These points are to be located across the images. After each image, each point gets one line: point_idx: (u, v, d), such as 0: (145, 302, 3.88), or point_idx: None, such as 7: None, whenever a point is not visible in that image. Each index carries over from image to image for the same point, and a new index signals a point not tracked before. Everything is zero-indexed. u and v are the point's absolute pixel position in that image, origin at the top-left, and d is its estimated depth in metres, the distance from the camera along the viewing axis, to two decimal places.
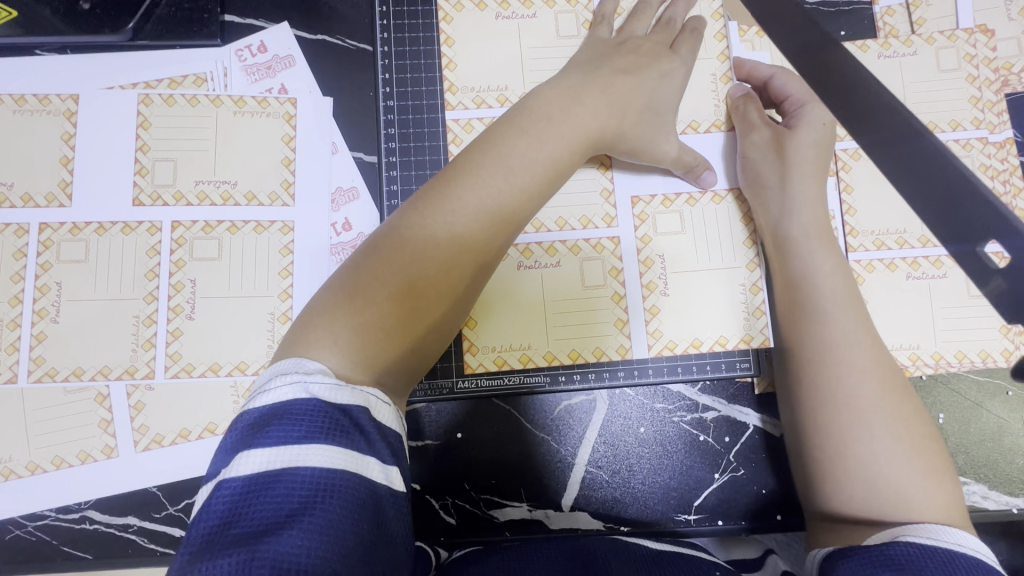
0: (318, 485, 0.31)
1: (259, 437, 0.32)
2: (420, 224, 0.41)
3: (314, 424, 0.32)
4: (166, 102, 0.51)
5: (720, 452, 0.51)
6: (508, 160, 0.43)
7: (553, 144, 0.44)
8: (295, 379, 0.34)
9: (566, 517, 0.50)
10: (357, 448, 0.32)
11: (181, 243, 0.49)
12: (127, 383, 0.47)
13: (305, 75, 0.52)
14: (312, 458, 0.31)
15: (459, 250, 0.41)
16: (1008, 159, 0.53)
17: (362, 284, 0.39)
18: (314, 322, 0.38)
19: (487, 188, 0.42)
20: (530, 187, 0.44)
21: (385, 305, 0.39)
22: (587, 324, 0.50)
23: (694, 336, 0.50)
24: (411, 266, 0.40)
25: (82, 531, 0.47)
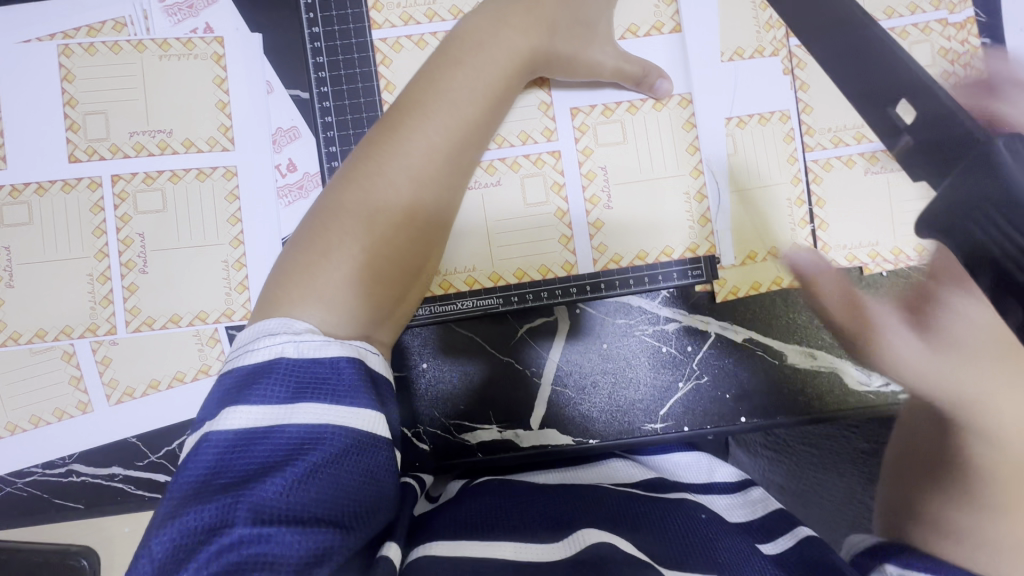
0: (305, 440, 0.30)
1: (244, 394, 0.31)
2: (374, 168, 0.40)
3: (301, 383, 0.31)
4: (88, 52, 0.49)
5: (686, 361, 0.52)
6: (444, 88, 0.42)
7: (481, 64, 0.43)
8: (282, 337, 0.33)
9: (536, 435, 0.52)
10: (347, 403, 0.31)
11: (124, 197, 0.49)
12: (91, 341, 0.48)
13: (229, 10, 0.50)
14: (301, 414, 0.30)
15: (420, 193, 0.41)
16: (969, 40, 0.51)
17: (330, 242, 0.38)
18: (286, 281, 0.37)
19: (428, 119, 0.41)
20: (471, 117, 0.43)
21: (358, 255, 0.38)
22: (530, 243, 0.50)
23: (639, 249, 0.51)
24: (376, 220, 0.39)
25: (70, 483, 0.49)
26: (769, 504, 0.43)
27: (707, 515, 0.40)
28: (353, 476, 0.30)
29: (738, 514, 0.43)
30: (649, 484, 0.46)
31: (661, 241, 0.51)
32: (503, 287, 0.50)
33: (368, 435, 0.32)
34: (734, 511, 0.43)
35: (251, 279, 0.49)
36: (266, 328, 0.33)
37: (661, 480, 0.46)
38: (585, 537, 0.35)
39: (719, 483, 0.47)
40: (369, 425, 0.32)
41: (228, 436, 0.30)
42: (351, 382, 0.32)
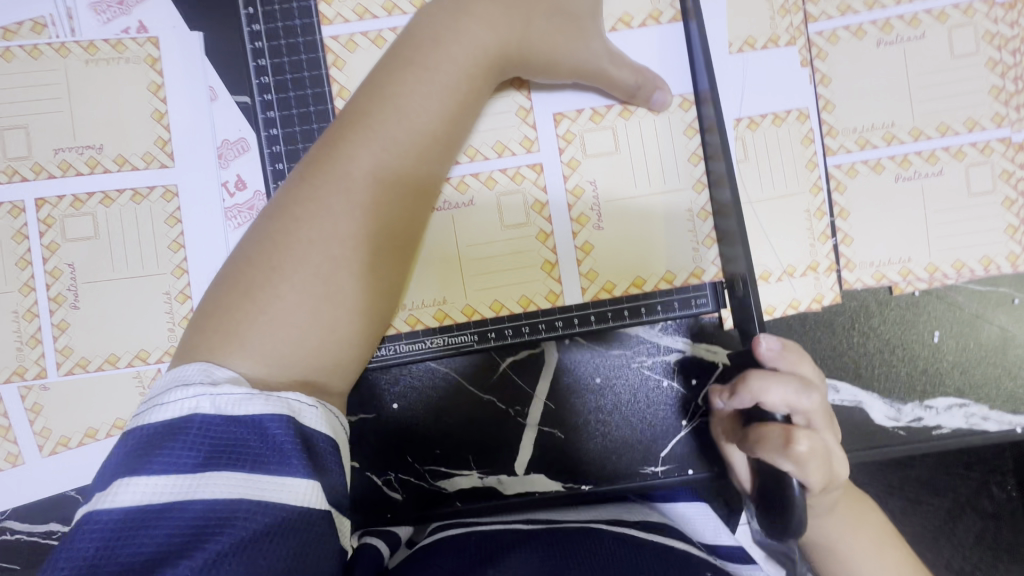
0: (213, 516, 0.26)
1: (149, 459, 0.27)
2: (308, 193, 0.35)
3: (213, 448, 0.27)
4: (4, 58, 0.43)
5: (687, 397, 0.46)
6: (394, 98, 0.36)
7: (440, 67, 0.37)
8: (198, 392, 0.28)
9: (522, 480, 0.46)
10: (268, 470, 0.27)
11: (50, 223, 0.43)
12: (19, 386, 0.43)
13: (164, 6, 0.44)
14: (212, 484, 0.27)
15: (365, 220, 0.35)
16: (1019, 23, 0.44)
17: (257, 282, 0.33)
18: (213, 327, 0.32)
19: (376, 135, 0.35)
20: (427, 125, 0.37)
21: (290, 296, 0.33)
22: (510, 270, 0.44)
23: (634, 274, 0.44)
24: (308, 255, 0.33)
25: (4, 542, 0.44)
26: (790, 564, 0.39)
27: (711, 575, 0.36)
28: (270, 554, 0.26)
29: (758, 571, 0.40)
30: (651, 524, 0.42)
31: (658, 268, 0.44)
32: (479, 321, 0.44)
33: (291, 505, 0.27)
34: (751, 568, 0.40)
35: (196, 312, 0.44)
36: (181, 377, 0.29)
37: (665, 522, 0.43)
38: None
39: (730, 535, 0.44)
40: (293, 493, 0.27)
41: (120, 513, 0.25)
42: (275, 443, 0.28)
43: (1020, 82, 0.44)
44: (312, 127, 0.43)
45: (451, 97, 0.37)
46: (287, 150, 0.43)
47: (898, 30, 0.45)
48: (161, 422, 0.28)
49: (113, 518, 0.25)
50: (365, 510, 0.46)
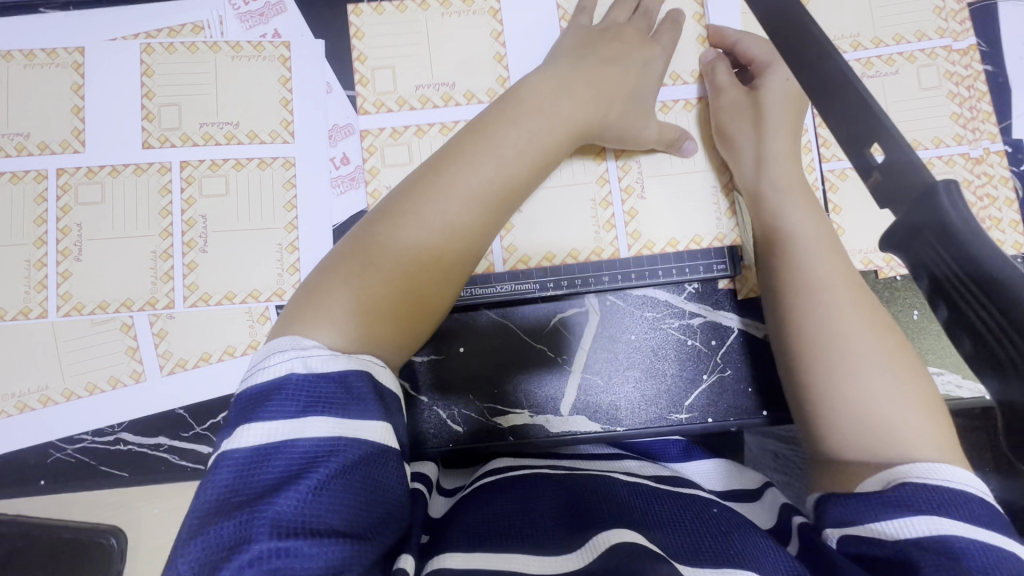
0: (320, 449, 0.33)
1: (260, 412, 0.33)
2: (402, 219, 0.42)
3: (311, 399, 0.34)
4: (167, 50, 0.53)
5: (709, 355, 0.54)
6: (494, 145, 0.46)
7: (536, 121, 0.47)
8: (291, 356, 0.35)
9: (565, 421, 0.54)
10: (352, 416, 0.34)
11: (191, 181, 0.52)
12: (150, 314, 0.51)
13: (297, 18, 0.55)
14: (314, 428, 0.33)
15: (447, 239, 0.43)
16: (971, 66, 0.56)
17: (358, 263, 0.41)
18: (312, 299, 0.39)
19: (472, 166, 0.45)
20: (512, 171, 0.46)
21: (386, 285, 0.40)
22: (564, 225, 0.54)
23: (694, 233, 0.54)
24: (396, 266, 0.41)
25: (117, 451, 0.50)
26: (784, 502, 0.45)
27: (717, 510, 0.42)
28: (361, 482, 0.33)
29: (759, 519, 0.44)
30: (661, 478, 0.48)
31: (686, 233, 0.54)
32: (543, 269, 0.53)
33: (375, 442, 0.34)
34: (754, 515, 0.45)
35: (302, 262, 0.53)
36: (277, 345, 0.36)
37: (670, 475, 0.49)
38: (597, 542, 0.36)
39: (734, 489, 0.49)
40: (378, 437, 0.35)
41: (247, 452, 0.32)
42: (352, 396, 0.35)
43: (975, 111, 0.56)
44: (445, 126, 0.53)
45: (540, 146, 0.47)
46: (423, 143, 0.53)
47: (877, 66, 0.56)
48: (262, 385, 0.34)
49: (244, 454, 0.32)
50: (430, 440, 0.53)
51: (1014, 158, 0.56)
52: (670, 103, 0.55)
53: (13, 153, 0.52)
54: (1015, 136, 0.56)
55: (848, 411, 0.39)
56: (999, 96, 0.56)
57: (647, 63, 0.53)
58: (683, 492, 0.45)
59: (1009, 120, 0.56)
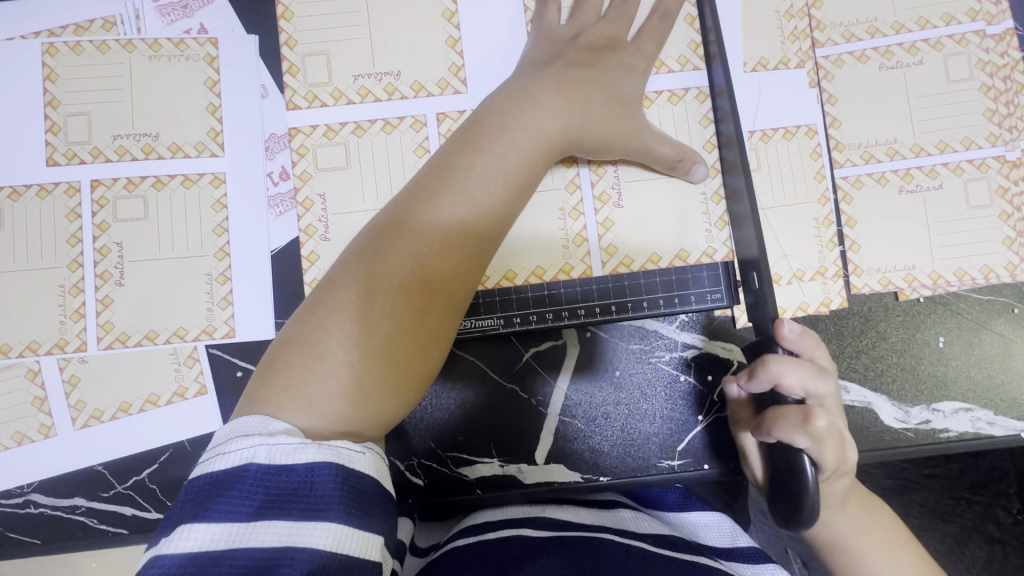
0: (267, 560, 0.27)
1: (211, 506, 0.28)
2: (378, 267, 0.36)
3: (268, 496, 0.28)
4: (74, 51, 0.46)
5: (705, 393, 0.48)
6: (463, 181, 0.39)
7: (506, 145, 0.40)
8: (256, 440, 0.30)
9: (541, 471, 0.47)
10: (311, 518, 0.28)
11: (104, 204, 0.45)
12: (58, 358, 0.44)
13: (225, 12, 0.47)
14: (264, 532, 0.27)
15: (430, 287, 0.37)
16: (1009, 53, 0.48)
17: (332, 323, 0.35)
18: (286, 368, 0.34)
19: (440, 209, 0.38)
20: (488, 210, 0.39)
21: (371, 345, 0.34)
22: (528, 240, 0.46)
23: (680, 247, 0.46)
24: (383, 322, 0.35)
25: (27, 515, 0.44)
26: None
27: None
28: None
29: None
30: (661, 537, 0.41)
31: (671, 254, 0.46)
32: (503, 291, 0.46)
33: (334, 554, 0.28)
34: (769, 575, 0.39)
35: (235, 294, 0.46)
36: (244, 427, 0.31)
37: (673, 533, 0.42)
38: None
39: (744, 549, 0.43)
40: (339, 544, 0.28)
41: (184, 556, 0.27)
42: (317, 493, 0.28)
43: (1012, 106, 0.48)
44: (389, 122, 0.45)
45: (511, 171, 0.40)
46: (365, 142, 0.45)
47: (898, 56, 0.48)
48: (217, 473, 0.29)
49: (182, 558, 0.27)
50: None
51: None
52: (653, 93, 0.47)
53: None
54: None
55: None
56: None
57: (630, 57, 0.45)
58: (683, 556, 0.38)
59: None
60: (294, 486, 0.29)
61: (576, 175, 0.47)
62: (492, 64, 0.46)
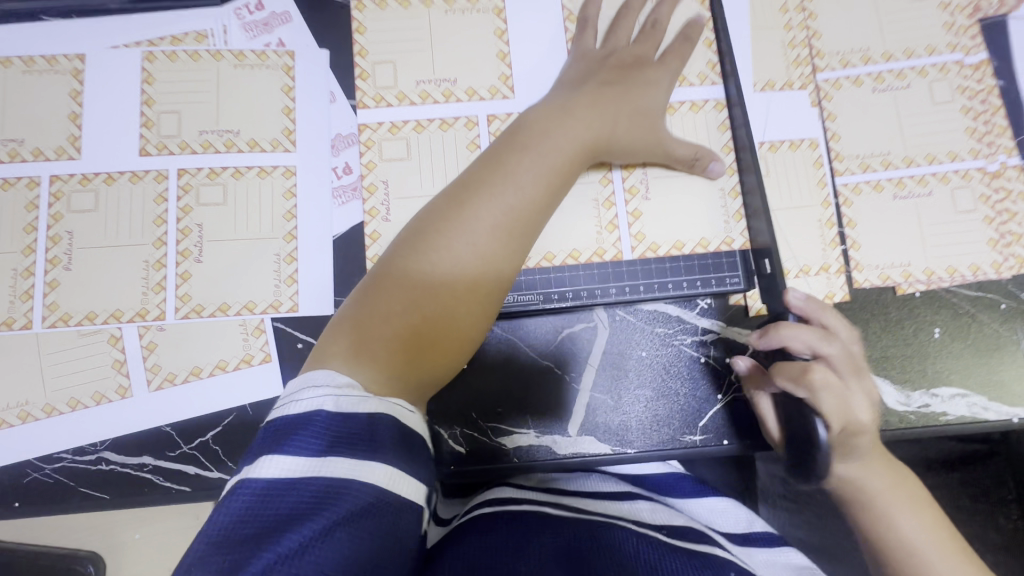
0: (333, 493, 0.30)
1: (283, 443, 0.31)
2: (432, 248, 0.40)
3: (336, 437, 0.31)
4: (170, 58, 0.53)
5: (723, 374, 0.52)
6: (512, 174, 0.43)
7: (549, 147, 0.45)
8: (324, 389, 0.33)
9: (573, 442, 0.51)
10: (373, 459, 0.31)
11: (188, 189, 0.51)
12: (139, 326, 0.49)
13: (302, 29, 0.54)
14: (332, 467, 0.30)
15: (479, 266, 0.41)
16: (984, 80, 0.55)
17: (389, 296, 0.39)
18: (346, 332, 0.38)
19: (490, 197, 0.42)
20: (531, 200, 0.43)
21: (420, 316, 0.39)
22: (564, 229, 0.52)
23: (700, 237, 0.52)
24: (432, 296, 0.39)
25: (98, 471, 0.48)
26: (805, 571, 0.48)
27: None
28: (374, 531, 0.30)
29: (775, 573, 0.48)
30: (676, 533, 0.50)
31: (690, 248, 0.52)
32: (542, 271, 0.51)
33: (390, 493, 0.31)
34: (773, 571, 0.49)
35: (301, 273, 0.51)
36: (311, 378, 0.34)
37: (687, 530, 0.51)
38: None
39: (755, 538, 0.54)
40: (395, 485, 0.31)
41: (259, 485, 0.29)
42: (377, 439, 0.32)
43: (990, 125, 0.54)
44: (445, 121, 0.51)
45: (552, 169, 0.45)
46: (423, 138, 0.51)
47: (889, 81, 0.55)
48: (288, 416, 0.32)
49: (257, 486, 0.29)
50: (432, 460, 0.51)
51: None
52: (676, 102, 0.54)
53: (5, 160, 0.50)
54: None
55: None
56: (1014, 111, 0.55)
57: (656, 74, 0.52)
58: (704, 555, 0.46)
59: None
60: (357, 431, 0.32)
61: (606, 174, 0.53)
62: (536, 76, 0.53)
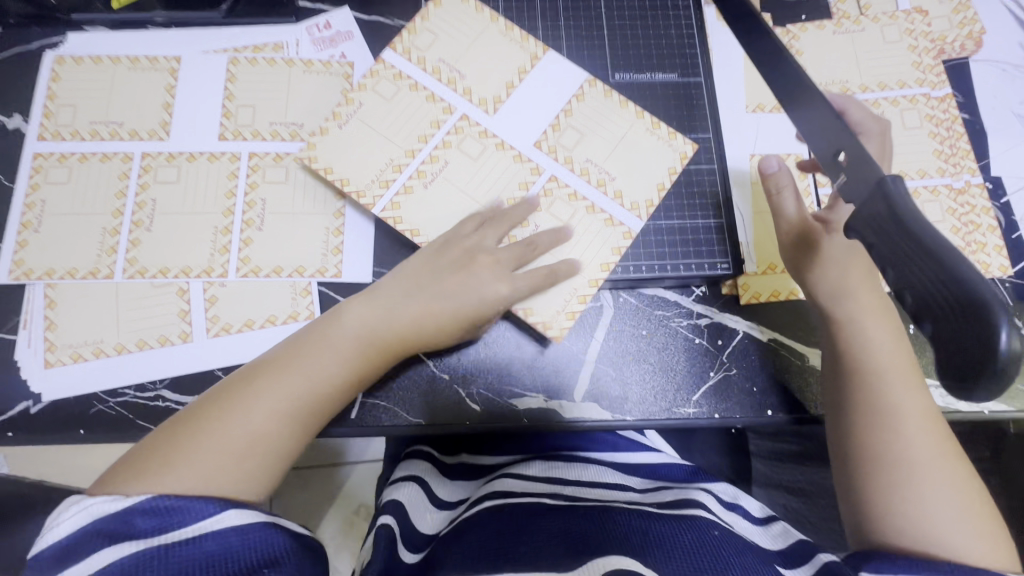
0: (183, 555, 0.35)
1: (92, 550, 0.34)
2: (232, 416, 0.44)
3: (159, 523, 0.36)
4: (250, 63, 0.62)
5: (715, 354, 0.58)
6: (294, 362, 0.47)
7: (310, 355, 0.48)
8: (76, 507, 0.36)
9: (578, 407, 0.56)
10: (201, 520, 0.36)
11: (256, 169, 0.59)
12: (204, 281, 0.56)
13: (362, 45, 0.64)
14: (174, 537, 0.35)
15: (273, 423, 0.45)
16: (949, 111, 0.63)
17: (193, 435, 0.42)
18: (176, 442, 0.42)
19: (275, 378, 0.46)
20: (308, 389, 0.47)
21: (269, 446, 0.44)
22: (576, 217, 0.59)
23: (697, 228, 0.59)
24: (243, 434, 0.43)
25: (155, 407, 0.54)
26: (789, 536, 0.52)
27: (719, 532, 0.48)
28: (220, 554, 0.35)
29: (764, 542, 0.52)
30: (663, 502, 0.55)
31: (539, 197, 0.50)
32: None
33: (229, 529, 0.37)
34: (761, 539, 0.53)
35: (346, 246, 0.58)
36: (63, 507, 0.36)
37: (673, 498, 0.56)
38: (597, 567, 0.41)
39: (744, 511, 0.58)
40: (227, 521, 0.37)
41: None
42: (168, 512, 0.36)
43: (955, 149, 0.62)
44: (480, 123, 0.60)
45: (293, 394, 0.46)
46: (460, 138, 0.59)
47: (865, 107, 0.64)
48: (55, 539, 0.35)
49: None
50: (449, 414, 0.56)
51: (993, 193, 0.61)
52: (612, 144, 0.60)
53: (107, 138, 0.60)
54: (993, 174, 0.62)
55: (872, 469, 0.44)
56: (976, 139, 0.63)
57: None
58: (687, 513, 0.51)
59: (986, 159, 0.63)
60: (134, 519, 0.36)
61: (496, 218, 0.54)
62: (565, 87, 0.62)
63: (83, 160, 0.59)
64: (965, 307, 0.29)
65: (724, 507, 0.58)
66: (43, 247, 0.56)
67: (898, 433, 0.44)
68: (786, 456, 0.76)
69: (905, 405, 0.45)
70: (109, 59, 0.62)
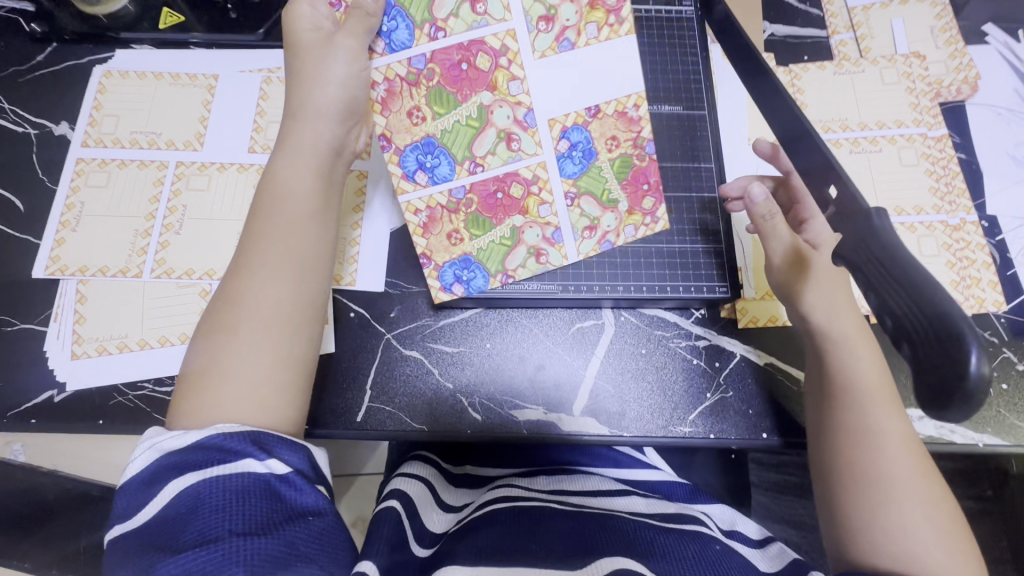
0: (220, 491, 0.37)
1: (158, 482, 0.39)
2: (235, 318, 0.44)
3: (206, 456, 0.39)
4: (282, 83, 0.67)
5: (712, 375, 0.59)
6: (270, 244, 0.46)
7: (286, 226, 0.47)
8: (150, 442, 0.40)
9: (576, 421, 0.58)
10: (240, 460, 0.38)
11: None
12: None
13: None
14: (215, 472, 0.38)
15: (279, 306, 0.45)
16: (945, 150, 0.66)
17: (206, 377, 0.42)
18: (195, 387, 0.42)
19: (262, 261, 0.45)
20: (297, 257, 0.46)
21: (281, 329, 0.44)
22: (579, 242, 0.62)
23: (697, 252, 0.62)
24: (251, 332, 0.44)
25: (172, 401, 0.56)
26: (785, 556, 0.53)
27: (720, 547, 0.51)
28: (251, 495, 0.37)
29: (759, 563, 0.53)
30: (666, 516, 0.56)
31: (452, 10, 0.50)
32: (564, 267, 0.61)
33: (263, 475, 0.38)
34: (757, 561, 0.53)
35: (360, 256, 0.63)
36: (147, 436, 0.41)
37: (671, 515, 0.57)
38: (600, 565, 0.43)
39: (740, 534, 0.59)
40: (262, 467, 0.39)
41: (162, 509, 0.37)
42: (214, 449, 0.39)
43: (950, 187, 0.64)
44: None
45: (281, 267, 0.46)
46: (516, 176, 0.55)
47: (864, 144, 0.66)
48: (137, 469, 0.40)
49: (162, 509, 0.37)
50: (452, 422, 0.58)
51: (989, 231, 0.63)
52: (604, 103, 0.56)
53: (145, 146, 0.64)
54: (989, 212, 0.64)
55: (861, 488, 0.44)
56: (972, 178, 0.65)
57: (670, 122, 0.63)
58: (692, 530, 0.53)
59: (982, 198, 0.65)
60: (190, 457, 0.39)
61: (375, 53, 0.49)
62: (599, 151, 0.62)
63: (122, 166, 0.63)
64: (941, 335, 0.31)
65: (722, 530, 0.58)
66: (78, 245, 0.60)
67: (887, 453, 0.44)
68: (787, 487, 0.78)
69: (891, 429, 0.45)
70: (153, 74, 0.66)
